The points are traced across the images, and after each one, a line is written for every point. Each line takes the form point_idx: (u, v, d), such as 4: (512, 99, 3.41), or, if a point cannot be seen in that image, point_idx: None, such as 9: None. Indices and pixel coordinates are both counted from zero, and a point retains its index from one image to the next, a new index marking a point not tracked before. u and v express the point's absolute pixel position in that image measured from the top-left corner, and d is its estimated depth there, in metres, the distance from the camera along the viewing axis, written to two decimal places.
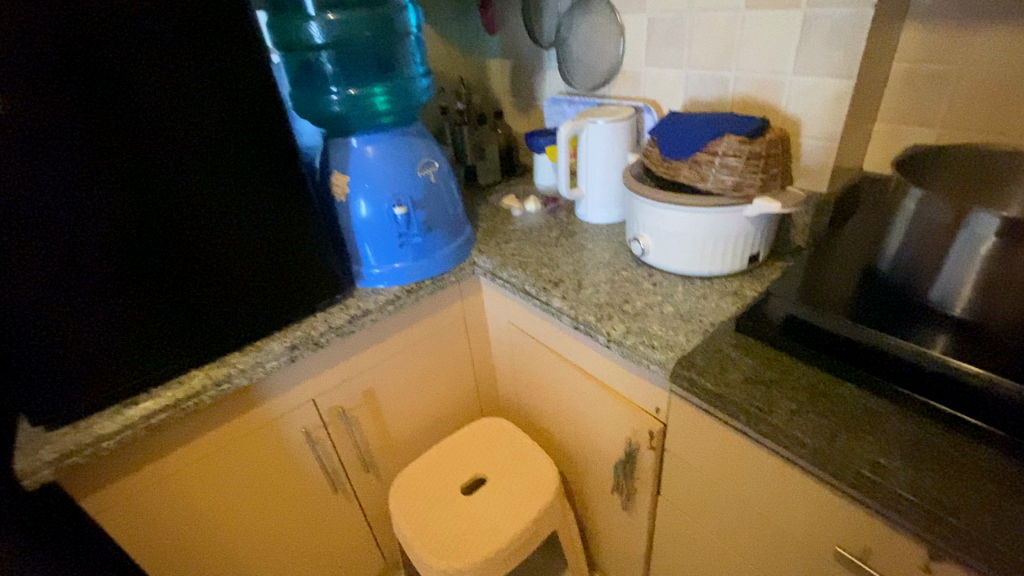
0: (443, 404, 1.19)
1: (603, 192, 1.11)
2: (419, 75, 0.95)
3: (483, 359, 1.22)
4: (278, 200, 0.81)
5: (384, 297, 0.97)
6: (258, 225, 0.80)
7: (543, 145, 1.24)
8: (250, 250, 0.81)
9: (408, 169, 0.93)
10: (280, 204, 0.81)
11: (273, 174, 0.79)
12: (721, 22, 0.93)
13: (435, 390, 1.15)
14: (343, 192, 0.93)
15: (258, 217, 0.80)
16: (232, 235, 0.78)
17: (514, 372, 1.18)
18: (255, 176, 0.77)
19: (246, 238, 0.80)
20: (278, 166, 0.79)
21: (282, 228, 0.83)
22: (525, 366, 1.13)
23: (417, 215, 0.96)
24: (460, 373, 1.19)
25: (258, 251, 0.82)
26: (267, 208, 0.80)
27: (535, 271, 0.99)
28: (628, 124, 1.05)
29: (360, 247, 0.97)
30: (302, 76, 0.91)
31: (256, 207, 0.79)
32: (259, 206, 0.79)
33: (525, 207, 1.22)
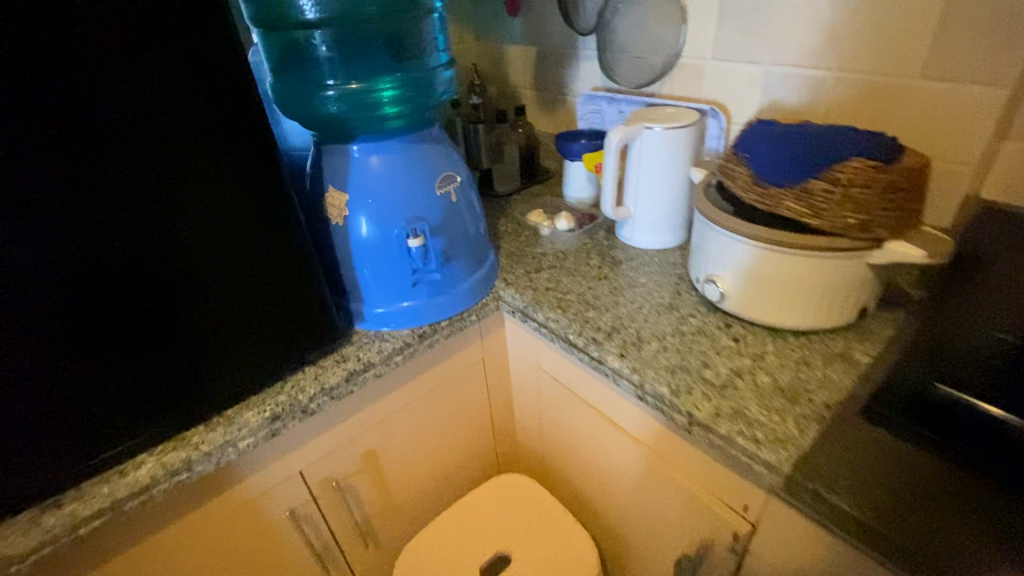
0: (457, 460, 1.00)
1: (656, 212, 0.92)
2: (438, 68, 0.74)
3: (503, 406, 1.03)
4: (256, 231, 0.61)
5: (392, 346, 0.77)
6: (227, 265, 0.60)
7: (578, 150, 1.04)
8: (217, 297, 0.60)
9: (423, 185, 0.74)
10: (258, 235, 0.61)
11: (249, 196, 0.59)
12: (822, 8, 0.73)
13: (449, 445, 0.96)
14: (343, 214, 0.73)
15: (228, 254, 0.59)
16: (192, 280, 0.58)
17: (541, 423, 0.99)
18: (223, 199, 0.57)
19: (211, 283, 0.59)
20: (255, 186, 0.59)
21: (260, 266, 0.63)
22: (558, 421, 0.94)
23: (434, 243, 0.76)
24: (477, 423, 1.00)
25: (229, 298, 0.62)
26: (240, 241, 0.60)
27: (578, 314, 0.79)
28: (691, 133, 0.86)
29: (363, 283, 0.77)
30: (288, 64, 0.68)
31: (226, 241, 0.59)
32: (229, 240, 0.59)
33: (555, 224, 1.03)
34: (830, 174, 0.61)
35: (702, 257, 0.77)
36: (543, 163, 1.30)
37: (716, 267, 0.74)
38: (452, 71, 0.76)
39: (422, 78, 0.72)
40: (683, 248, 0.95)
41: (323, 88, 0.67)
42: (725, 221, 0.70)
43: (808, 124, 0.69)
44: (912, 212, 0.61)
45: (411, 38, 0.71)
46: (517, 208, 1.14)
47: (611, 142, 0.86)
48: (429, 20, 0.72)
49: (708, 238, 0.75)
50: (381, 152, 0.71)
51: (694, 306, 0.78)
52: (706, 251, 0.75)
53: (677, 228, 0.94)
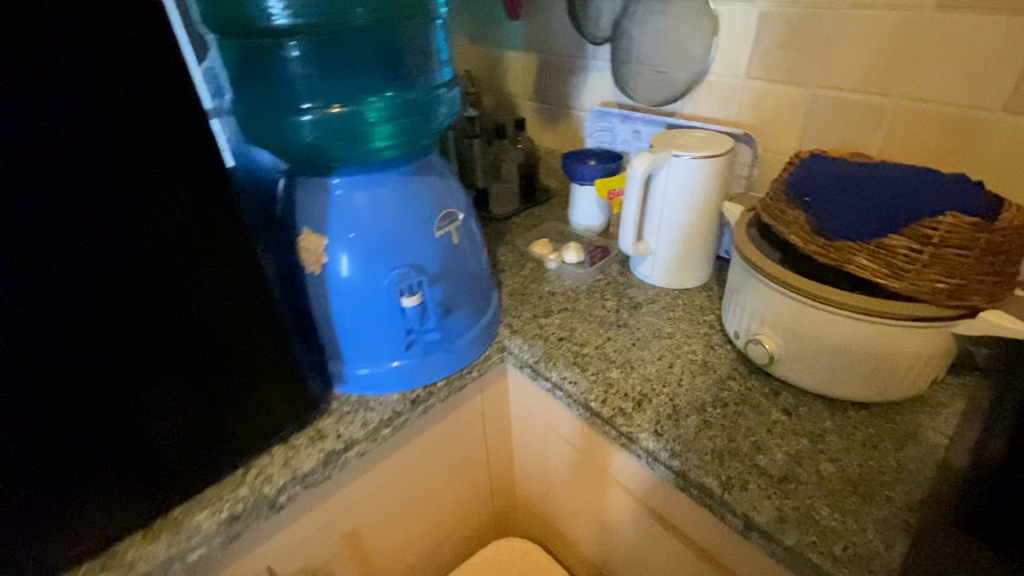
0: (451, 531, 0.86)
1: (681, 249, 0.81)
2: (437, 88, 0.60)
3: (503, 467, 0.91)
4: (205, 289, 0.48)
5: (379, 417, 0.65)
6: (168, 334, 0.47)
7: (587, 174, 0.93)
8: (154, 375, 0.48)
9: (420, 226, 0.62)
10: (211, 296, 0.49)
11: (195, 247, 0.46)
12: (883, 26, 0.65)
13: (443, 516, 0.83)
14: (320, 260, 0.60)
15: (169, 320, 0.47)
16: (120, 356, 0.45)
17: (547, 488, 0.87)
18: (160, 253, 0.44)
19: (147, 359, 0.47)
20: (202, 233, 0.46)
21: (212, 333, 0.50)
22: (568, 489, 0.82)
23: (432, 295, 0.63)
24: (476, 488, 0.87)
25: (173, 374, 0.49)
26: (185, 303, 0.47)
27: (600, 375, 0.68)
28: (724, 163, 0.75)
29: (345, 342, 0.64)
30: (249, 78, 0.54)
31: (169, 305, 0.46)
32: (170, 302, 0.46)
33: (563, 257, 0.92)
34: (917, 230, 0.51)
35: (743, 309, 0.67)
36: (543, 183, 1.18)
37: (763, 323, 0.64)
38: (453, 91, 0.62)
39: (419, 100, 0.58)
40: (709, 289, 0.84)
41: (295, 109, 0.53)
42: (776, 273, 0.60)
43: (876, 165, 0.59)
44: (1010, 275, 0.52)
45: (406, 49, 0.58)
46: (517, 236, 1.02)
47: (634, 170, 0.74)
48: (426, 28, 0.58)
49: (752, 289, 0.64)
50: (368, 187, 0.59)
51: (734, 367, 0.68)
52: (750, 303, 0.65)
53: (703, 267, 0.83)
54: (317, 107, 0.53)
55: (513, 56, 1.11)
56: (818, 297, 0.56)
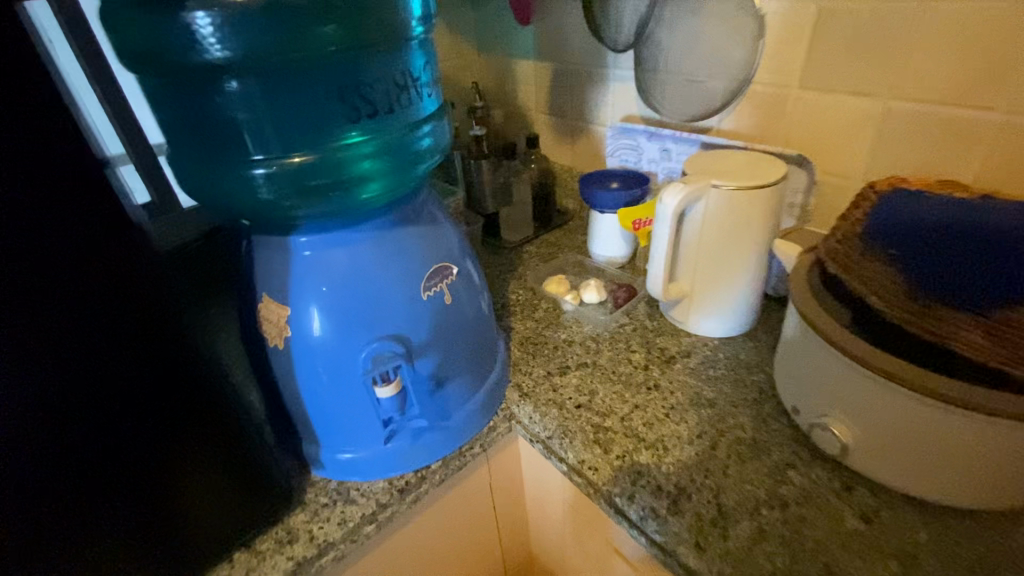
0: None
1: (722, 294, 0.68)
2: (420, 123, 0.48)
3: (517, 545, 0.78)
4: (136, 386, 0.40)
5: (360, 512, 0.55)
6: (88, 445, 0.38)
7: (609, 201, 0.81)
8: (74, 503, 0.39)
9: (403, 289, 0.51)
10: (142, 391, 0.40)
11: (114, 348, 0.38)
12: (982, 23, 0.51)
13: None
14: (284, 333, 0.50)
15: (89, 440, 0.38)
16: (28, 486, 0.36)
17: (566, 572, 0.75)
18: (70, 363, 0.36)
19: (63, 489, 0.38)
20: (124, 330, 0.38)
21: (148, 442, 0.42)
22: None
23: (420, 369, 0.53)
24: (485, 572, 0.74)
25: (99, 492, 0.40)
26: (113, 407, 0.39)
27: (625, 459, 0.56)
28: (774, 195, 0.63)
29: (320, 423, 0.54)
30: (180, 127, 0.42)
31: (86, 410, 0.38)
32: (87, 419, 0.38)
33: (582, 297, 0.80)
34: None
35: (804, 377, 0.54)
36: (560, 204, 1.06)
37: (830, 400, 0.51)
38: (439, 123, 0.51)
39: (397, 142, 0.47)
40: (756, 338, 0.71)
41: (244, 162, 0.42)
42: (849, 343, 0.47)
43: (954, 205, 0.48)
44: None
45: (377, 81, 0.43)
46: (530, 270, 0.90)
47: (666, 206, 0.62)
48: (406, 49, 0.45)
49: (813, 356, 0.52)
50: (340, 246, 0.49)
51: (791, 450, 0.55)
52: (815, 374, 0.52)
53: (748, 312, 0.70)
54: (271, 159, 0.42)
55: (523, 65, 1.00)
56: (908, 382, 0.43)
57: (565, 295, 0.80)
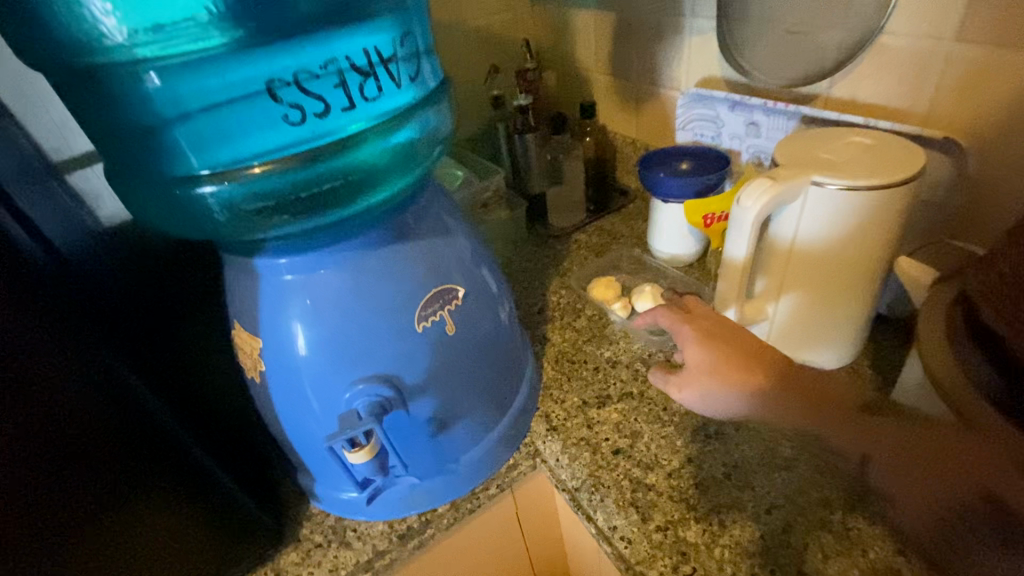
0: None
1: (814, 320, 0.53)
2: (407, 114, 0.38)
3: None
4: (100, 436, 0.36)
5: (354, 559, 0.49)
6: (57, 509, 0.34)
7: (672, 190, 0.66)
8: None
9: (392, 321, 0.42)
10: (106, 441, 0.36)
11: (47, 409, 0.33)
12: None
13: None
14: (259, 366, 0.44)
15: (57, 503, 0.34)
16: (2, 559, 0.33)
17: None
18: (26, 418, 0.32)
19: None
20: (63, 384, 0.34)
21: (111, 502, 0.37)
22: None
23: (415, 412, 0.44)
24: None
25: (76, 554, 0.36)
26: (80, 462, 0.35)
27: (666, 533, 0.45)
28: (899, 195, 0.46)
29: (310, 461, 0.48)
30: (110, 140, 0.35)
31: (51, 471, 0.34)
32: (25, 498, 0.33)
33: (635, 305, 0.67)
34: None
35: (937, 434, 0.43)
36: (620, 182, 0.91)
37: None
38: (436, 110, 0.40)
39: (381, 141, 0.37)
40: (858, 376, 0.55)
41: (186, 179, 0.34)
42: None
43: None
44: None
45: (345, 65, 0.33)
46: (577, 266, 0.77)
47: (744, 213, 0.47)
48: (376, 22, 0.35)
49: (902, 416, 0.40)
50: (318, 271, 0.41)
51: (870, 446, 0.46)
52: None
53: (848, 342, 0.54)
54: (218, 174, 0.34)
55: (579, 16, 0.84)
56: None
57: (613, 303, 0.68)
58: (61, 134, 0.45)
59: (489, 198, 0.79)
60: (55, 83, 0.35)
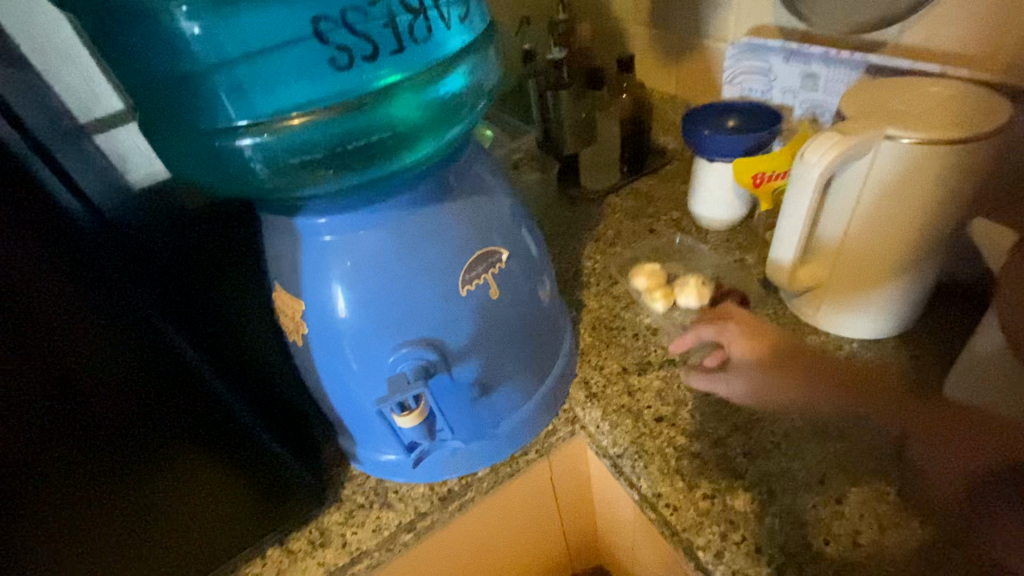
0: None
1: (875, 286, 0.50)
2: (453, 61, 0.35)
3: (582, 548, 0.70)
4: (153, 394, 0.36)
5: (396, 520, 0.49)
6: (118, 460, 0.35)
7: (719, 149, 0.62)
8: (54, 548, 0.34)
9: (436, 283, 0.41)
10: (159, 399, 0.36)
11: (103, 365, 0.33)
12: None
13: None
14: (301, 329, 0.43)
15: (115, 456, 0.35)
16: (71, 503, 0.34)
17: None
18: (84, 375, 0.33)
19: (50, 532, 0.34)
20: (117, 342, 0.34)
21: (167, 456, 0.38)
22: None
23: (458, 376, 0.43)
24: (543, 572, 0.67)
25: (137, 504, 0.37)
26: (136, 417, 0.36)
27: (714, 501, 0.44)
28: (981, 150, 0.42)
29: (351, 424, 0.48)
30: (148, 93, 0.33)
31: (109, 426, 0.34)
32: (89, 449, 0.34)
33: (681, 300, 0.61)
34: None
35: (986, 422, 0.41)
36: (657, 142, 0.87)
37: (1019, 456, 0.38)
38: (483, 57, 0.37)
39: (425, 89, 0.34)
40: (917, 345, 0.52)
41: (224, 129, 0.32)
42: None
43: None
44: None
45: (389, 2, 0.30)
46: (613, 230, 0.75)
47: (809, 168, 0.43)
48: None
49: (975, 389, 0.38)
50: (360, 230, 0.39)
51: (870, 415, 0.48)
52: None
53: (908, 309, 0.51)
54: (258, 124, 0.32)
55: None
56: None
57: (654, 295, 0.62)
58: (92, 95, 0.44)
59: (522, 158, 0.76)
60: (89, 30, 0.33)
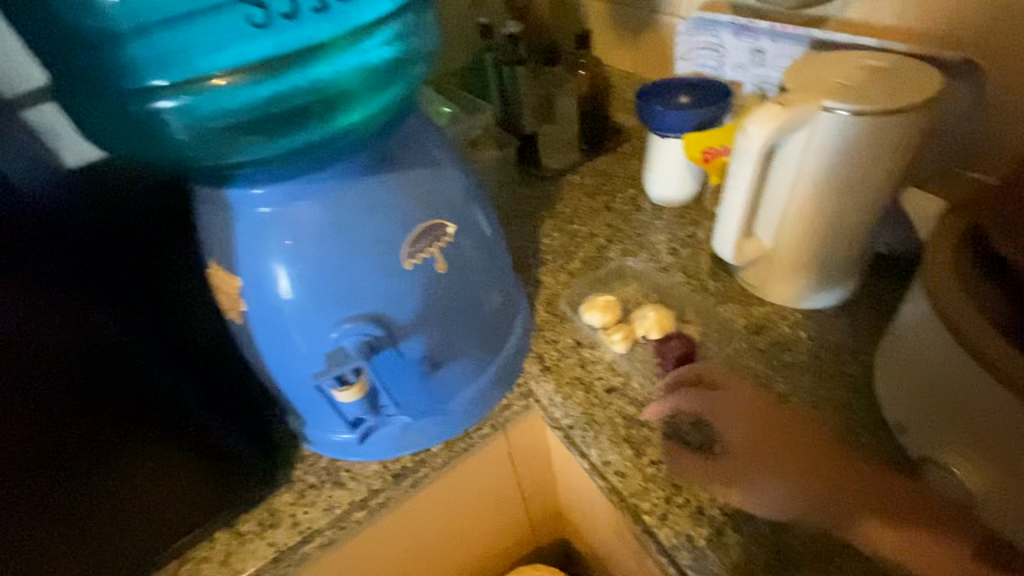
0: None
1: (816, 256, 0.51)
2: (387, 21, 0.34)
3: (544, 522, 0.71)
4: (82, 375, 0.35)
5: (348, 498, 0.48)
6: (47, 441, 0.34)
7: (670, 124, 0.63)
8: None
9: (379, 258, 0.40)
10: (88, 380, 0.35)
11: (21, 345, 0.32)
12: None
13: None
14: (240, 306, 0.42)
15: (41, 437, 0.34)
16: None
17: (593, 552, 0.67)
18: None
19: None
20: (36, 320, 0.32)
21: (99, 439, 0.37)
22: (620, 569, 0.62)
23: (406, 353, 0.43)
24: (505, 547, 0.68)
25: (70, 487, 0.36)
26: (62, 398, 0.34)
27: (660, 466, 0.46)
28: (912, 122, 0.44)
29: (297, 403, 0.47)
30: (56, 54, 0.31)
31: (31, 407, 0.33)
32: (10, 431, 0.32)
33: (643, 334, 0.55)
34: None
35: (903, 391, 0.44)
36: (615, 120, 0.87)
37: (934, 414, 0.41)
38: (420, 18, 0.36)
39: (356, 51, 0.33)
40: (856, 314, 0.54)
41: (139, 92, 0.30)
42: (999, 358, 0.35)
43: None
44: None
45: None
46: (570, 207, 0.75)
47: (750, 140, 0.44)
48: None
49: None
50: (297, 203, 0.38)
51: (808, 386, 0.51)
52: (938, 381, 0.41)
53: (847, 279, 0.53)
54: (176, 86, 0.30)
55: None
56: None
57: (612, 333, 0.55)
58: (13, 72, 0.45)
59: (479, 135, 0.75)
60: None
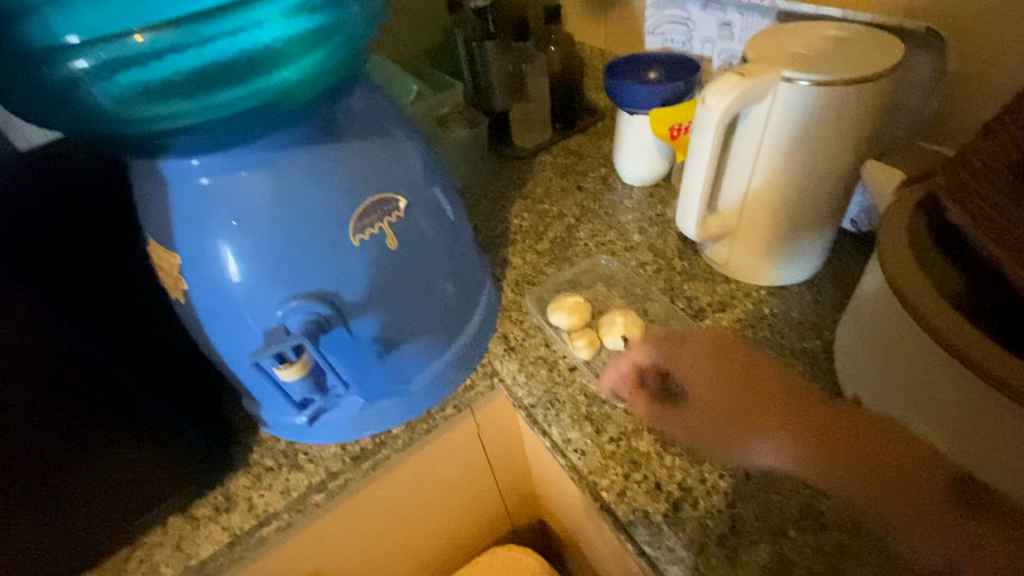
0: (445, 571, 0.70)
1: (778, 232, 0.51)
2: None
3: (515, 504, 0.70)
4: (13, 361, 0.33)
5: (306, 481, 0.48)
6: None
7: (638, 100, 0.61)
8: None
9: (324, 233, 0.39)
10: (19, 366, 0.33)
11: None
12: None
13: (432, 561, 0.66)
14: (181, 285, 0.40)
15: None
16: None
17: (563, 531, 0.67)
18: None
19: None
20: None
21: (38, 429, 0.35)
22: (588, 548, 0.62)
23: (357, 331, 0.42)
24: (475, 529, 0.68)
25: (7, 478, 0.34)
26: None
27: (619, 443, 0.46)
28: (871, 94, 0.43)
29: (248, 385, 0.45)
30: None
31: None
32: None
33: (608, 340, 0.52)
34: None
35: (861, 366, 0.44)
36: (588, 98, 0.85)
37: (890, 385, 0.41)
38: None
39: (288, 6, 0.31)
40: (819, 291, 0.54)
41: (51, 51, 0.28)
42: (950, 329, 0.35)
43: None
44: None
45: None
46: (541, 187, 0.74)
47: (710, 111, 0.43)
48: None
49: None
50: (236, 175, 0.36)
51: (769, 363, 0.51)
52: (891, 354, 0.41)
53: (810, 255, 0.53)
54: (90, 45, 0.28)
55: None
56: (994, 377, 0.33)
57: (575, 339, 0.52)
58: None
59: (447, 113, 0.73)
60: None
